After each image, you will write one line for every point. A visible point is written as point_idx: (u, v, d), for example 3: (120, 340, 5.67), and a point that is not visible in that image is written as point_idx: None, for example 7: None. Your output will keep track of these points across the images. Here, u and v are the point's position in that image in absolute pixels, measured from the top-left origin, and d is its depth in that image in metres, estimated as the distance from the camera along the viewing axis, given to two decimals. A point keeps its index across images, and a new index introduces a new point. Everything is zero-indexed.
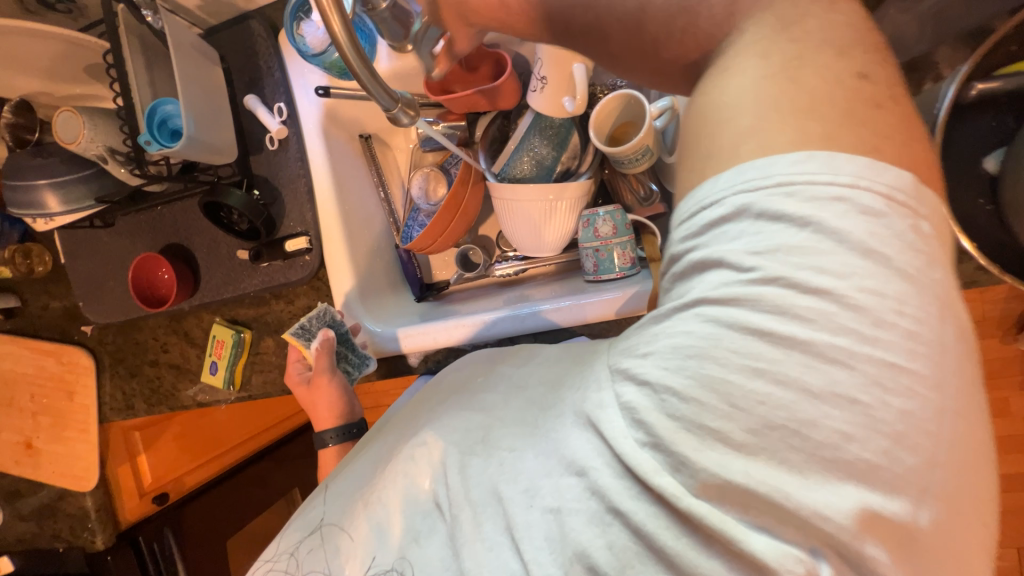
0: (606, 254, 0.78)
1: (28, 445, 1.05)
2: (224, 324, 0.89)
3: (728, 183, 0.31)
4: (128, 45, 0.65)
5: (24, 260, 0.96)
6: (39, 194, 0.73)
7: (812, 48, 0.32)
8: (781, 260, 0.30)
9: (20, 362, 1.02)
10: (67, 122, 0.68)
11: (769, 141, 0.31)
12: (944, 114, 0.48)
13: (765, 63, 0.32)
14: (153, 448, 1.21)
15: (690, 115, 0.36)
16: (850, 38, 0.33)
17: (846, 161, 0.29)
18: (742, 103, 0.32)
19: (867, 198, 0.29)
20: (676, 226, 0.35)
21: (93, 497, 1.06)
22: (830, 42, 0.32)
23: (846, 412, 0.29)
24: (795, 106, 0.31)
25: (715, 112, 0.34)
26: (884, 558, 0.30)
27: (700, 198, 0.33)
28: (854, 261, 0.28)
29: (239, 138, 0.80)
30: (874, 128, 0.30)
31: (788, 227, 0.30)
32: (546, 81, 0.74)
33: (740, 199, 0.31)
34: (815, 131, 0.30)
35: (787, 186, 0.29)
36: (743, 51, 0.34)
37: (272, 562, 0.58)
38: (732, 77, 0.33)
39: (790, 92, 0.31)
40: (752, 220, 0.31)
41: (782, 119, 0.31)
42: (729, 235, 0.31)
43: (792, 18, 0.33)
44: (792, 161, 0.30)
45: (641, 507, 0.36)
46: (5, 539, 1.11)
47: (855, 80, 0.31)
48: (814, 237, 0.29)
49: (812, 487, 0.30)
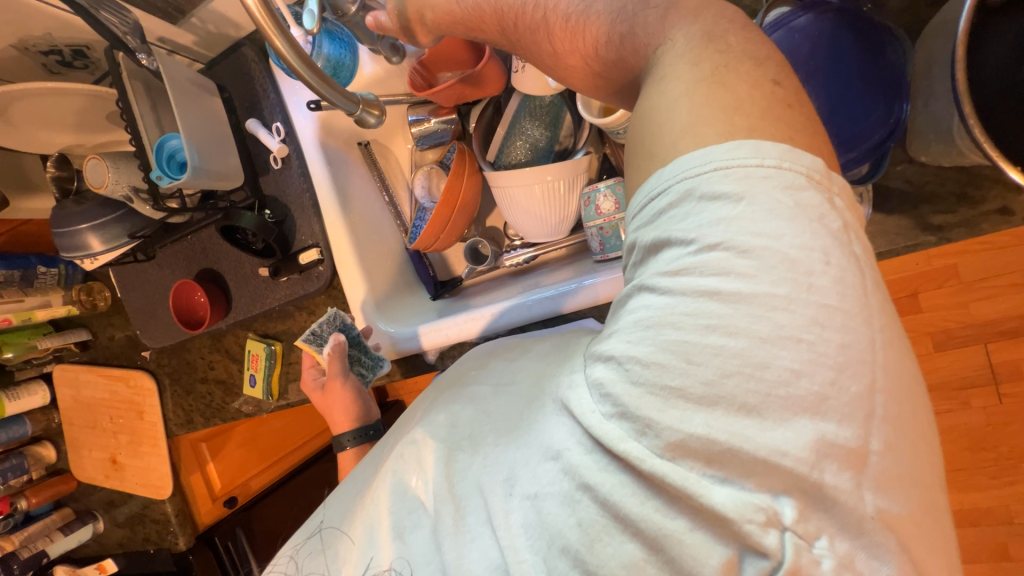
0: (612, 231, 0.75)
1: (113, 460, 1.18)
2: (257, 338, 0.95)
3: (671, 174, 0.32)
4: (133, 91, 0.70)
5: (88, 297, 1.08)
6: (83, 237, 0.81)
7: (735, 59, 0.34)
8: (720, 230, 0.30)
9: (96, 388, 1.15)
10: (96, 169, 0.75)
11: (701, 138, 0.32)
12: (966, 24, 0.41)
13: (696, 70, 0.34)
14: (220, 457, 1.33)
15: (631, 123, 0.38)
16: (767, 51, 0.35)
17: (771, 146, 0.31)
18: (677, 107, 0.34)
19: (789, 176, 0.30)
20: (631, 218, 0.36)
21: (171, 504, 1.18)
22: (749, 53, 0.34)
23: (792, 351, 0.28)
24: (722, 106, 0.32)
25: (657, 115, 0.35)
26: (847, 484, 0.29)
27: (649, 190, 0.34)
28: (782, 226, 0.29)
29: (247, 162, 0.85)
30: (788, 123, 0.32)
31: (725, 205, 0.30)
32: (526, 61, 0.72)
33: (684, 185, 0.32)
34: (742, 125, 0.32)
35: (723, 169, 0.31)
36: (675, 62, 0.35)
37: (274, 564, 0.63)
38: (667, 85, 0.35)
39: (718, 94, 0.33)
40: (696, 203, 0.31)
41: (714, 118, 0.32)
42: (677, 219, 0.32)
43: (715, 33, 0.35)
44: (727, 150, 0.31)
45: (608, 478, 0.35)
46: (108, 544, 1.26)
47: (770, 86, 0.33)
48: (748, 209, 0.30)
49: (768, 429, 0.29)
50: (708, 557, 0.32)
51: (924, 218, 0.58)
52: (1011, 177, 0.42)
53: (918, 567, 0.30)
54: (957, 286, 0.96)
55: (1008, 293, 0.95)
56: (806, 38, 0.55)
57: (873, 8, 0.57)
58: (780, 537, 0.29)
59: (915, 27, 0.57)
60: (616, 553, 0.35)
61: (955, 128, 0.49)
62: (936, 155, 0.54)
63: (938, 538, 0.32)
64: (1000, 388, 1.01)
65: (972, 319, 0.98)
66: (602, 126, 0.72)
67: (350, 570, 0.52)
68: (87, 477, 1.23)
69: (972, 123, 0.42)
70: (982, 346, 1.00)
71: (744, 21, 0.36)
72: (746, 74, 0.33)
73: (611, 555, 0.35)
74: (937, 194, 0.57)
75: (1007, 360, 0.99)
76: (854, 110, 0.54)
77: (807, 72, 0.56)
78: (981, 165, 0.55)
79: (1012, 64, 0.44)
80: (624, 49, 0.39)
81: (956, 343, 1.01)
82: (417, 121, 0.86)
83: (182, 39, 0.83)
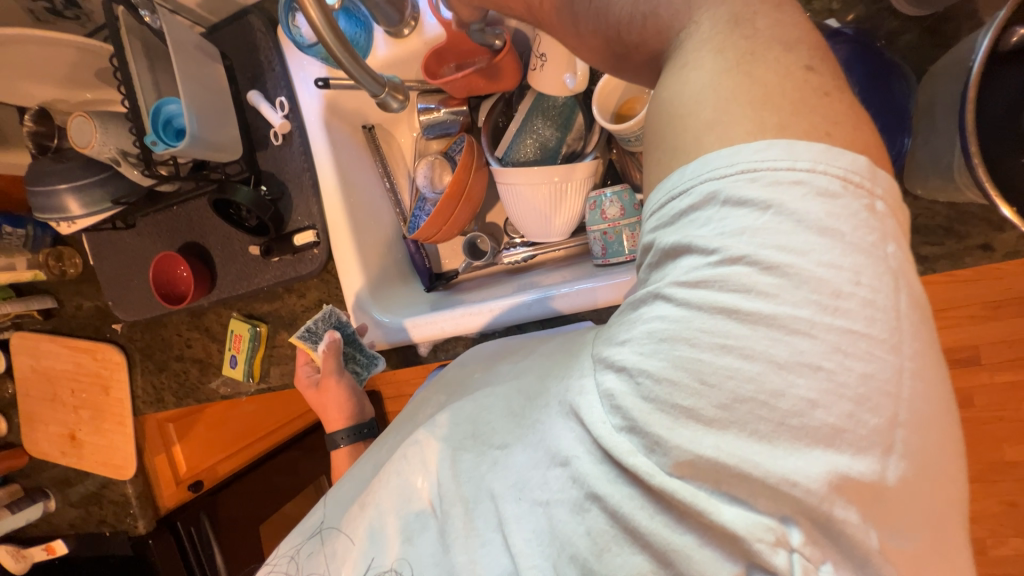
0: (615, 236, 0.76)
1: (72, 436, 1.12)
2: (241, 318, 0.91)
3: (694, 175, 0.33)
4: (131, 48, 0.67)
5: (57, 263, 1.02)
6: (61, 198, 0.76)
7: (762, 45, 0.34)
8: (745, 241, 0.31)
9: (58, 359, 1.09)
10: (81, 127, 0.71)
11: (728, 134, 0.33)
12: (980, 64, 0.43)
13: (721, 59, 0.34)
14: (187, 438, 1.28)
15: (651, 112, 0.38)
16: (797, 34, 0.35)
17: (803, 148, 0.31)
18: (704, 96, 0.34)
19: (823, 180, 0.30)
20: (648, 217, 0.36)
21: (133, 484, 1.13)
22: (777, 39, 0.34)
23: (809, 380, 0.30)
24: (752, 100, 0.33)
25: (680, 107, 0.35)
26: (855, 518, 0.30)
27: (671, 188, 0.34)
28: (813, 239, 0.30)
29: (245, 134, 0.81)
30: (825, 114, 0.32)
31: (752, 212, 0.31)
32: (546, 58, 0.72)
33: (708, 187, 0.32)
34: (770, 122, 0.32)
35: (750, 172, 0.31)
36: (698, 49, 0.35)
37: (273, 565, 0.61)
38: (692, 74, 0.35)
39: (745, 84, 0.33)
40: (720, 207, 0.32)
41: (740, 111, 0.33)
42: (698, 223, 0.33)
43: (744, 16, 0.35)
44: (756, 150, 0.31)
45: (617, 490, 0.36)
46: (58, 525, 1.19)
47: (804, 72, 0.33)
48: (775, 219, 0.30)
49: (782, 456, 0.30)
50: (716, 574, 0.33)
51: (914, 248, 0.61)
52: (1002, 213, 0.45)
53: None
54: None
55: (968, 324, 1.00)
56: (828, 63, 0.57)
57: (884, 44, 0.60)
58: (788, 558, 0.31)
59: (921, 66, 0.60)
60: (624, 564, 0.36)
61: (955, 167, 0.52)
62: (932, 189, 0.57)
63: (935, 557, 0.33)
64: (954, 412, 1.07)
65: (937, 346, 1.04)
66: (614, 131, 0.72)
67: (349, 572, 0.52)
68: (40, 452, 1.16)
69: (976, 161, 0.44)
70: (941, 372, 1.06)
71: (776, 1, 0.36)
72: (776, 60, 0.33)
73: (620, 565, 0.36)
74: (927, 226, 0.60)
75: (963, 386, 1.06)
76: None
77: None
78: (971, 204, 0.58)
79: (1014, 107, 0.47)
80: (646, 32, 0.40)
81: None
82: (425, 111, 0.86)
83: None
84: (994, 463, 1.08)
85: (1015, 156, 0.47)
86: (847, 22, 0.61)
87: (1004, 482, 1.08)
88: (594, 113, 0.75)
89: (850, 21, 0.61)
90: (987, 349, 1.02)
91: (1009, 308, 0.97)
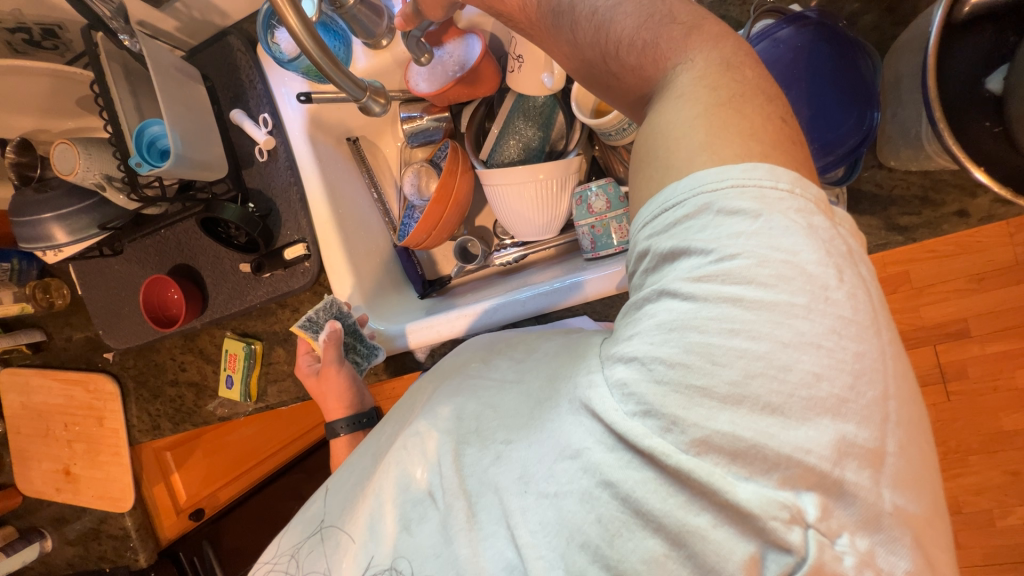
0: (603, 229, 0.77)
1: (66, 471, 1.09)
2: (235, 337, 0.90)
3: (689, 188, 0.35)
4: (112, 73, 0.67)
5: (45, 295, 1.00)
6: (46, 227, 0.76)
7: (750, 91, 0.38)
8: (741, 242, 0.33)
9: (49, 393, 1.06)
10: (64, 155, 0.71)
11: (719, 155, 0.35)
12: (936, 35, 0.45)
13: (714, 95, 0.37)
14: (185, 467, 1.26)
15: (643, 136, 0.41)
16: (776, 87, 0.40)
17: (783, 171, 0.34)
18: (695, 123, 0.37)
19: (801, 200, 0.33)
20: (642, 227, 0.38)
21: (132, 517, 1.10)
22: (763, 89, 0.39)
23: (814, 356, 0.31)
24: (741, 131, 0.36)
25: (673, 129, 0.38)
26: (865, 481, 0.31)
27: (665, 200, 0.37)
28: (801, 240, 0.32)
29: (229, 154, 0.82)
30: (797, 156, 0.36)
31: (744, 220, 0.33)
32: (523, 60, 0.74)
33: (701, 199, 0.34)
34: (756, 149, 0.35)
35: (739, 186, 0.34)
36: (695, 79, 0.39)
37: (270, 564, 0.60)
38: (684, 102, 0.38)
39: (735, 118, 0.37)
40: (714, 216, 0.34)
41: (729, 136, 0.36)
42: (695, 229, 0.34)
43: (735, 62, 0.39)
44: (743, 169, 0.34)
45: (632, 476, 0.35)
46: (55, 565, 1.16)
47: (781, 122, 0.38)
48: (766, 225, 0.32)
49: (792, 428, 0.31)
50: (731, 553, 0.32)
51: (892, 219, 0.63)
52: (976, 178, 0.47)
53: (920, 545, 0.32)
54: (910, 290, 1.03)
55: (953, 298, 1.02)
56: (788, 49, 0.60)
57: (847, 25, 0.62)
58: (803, 534, 0.31)
59: (883, 45, 0.62)
60: (636, 548, 0.36)
61: (923, 135, 0.54)
62: (905, 160, 0.59)
63: (939, 517, 0.34)
64: (948, 386, 1.09)
65: (924, 321, 1.05)
66: (594, 126, 0.74)
67: (349, 568, 0.52)
68: (35, 491, 1.13)
69: (941, 126, 0.46)
70: (932, 346, 1.07)
71: None
72: (760, 101, 0.38)
73: (631, 550, 0.36)
74: (904, 198, 0.62)
75: (954, 359, 1.07)
76: (829, 118, 0.59)
77: (790, 79, 0.61)
78: (943, 172, 0.60)
79: (972, 77, 0.50)
80: (644, 57, 0.42)
81: (907, 344, 1.08)
82: (408, 119, 0.87)
83: (163, 24, 0.81)
84: (994, 433, 1.09)
85: (982, 122, 0.49)
86: (811, 7, 0.63)
87: (1005, 452, 1.09)
88: (573, 110, 0.77)
89: (814, 6, 0.63)
90: (975, 321, 1.04)
91: (992, 278, 0.99)
